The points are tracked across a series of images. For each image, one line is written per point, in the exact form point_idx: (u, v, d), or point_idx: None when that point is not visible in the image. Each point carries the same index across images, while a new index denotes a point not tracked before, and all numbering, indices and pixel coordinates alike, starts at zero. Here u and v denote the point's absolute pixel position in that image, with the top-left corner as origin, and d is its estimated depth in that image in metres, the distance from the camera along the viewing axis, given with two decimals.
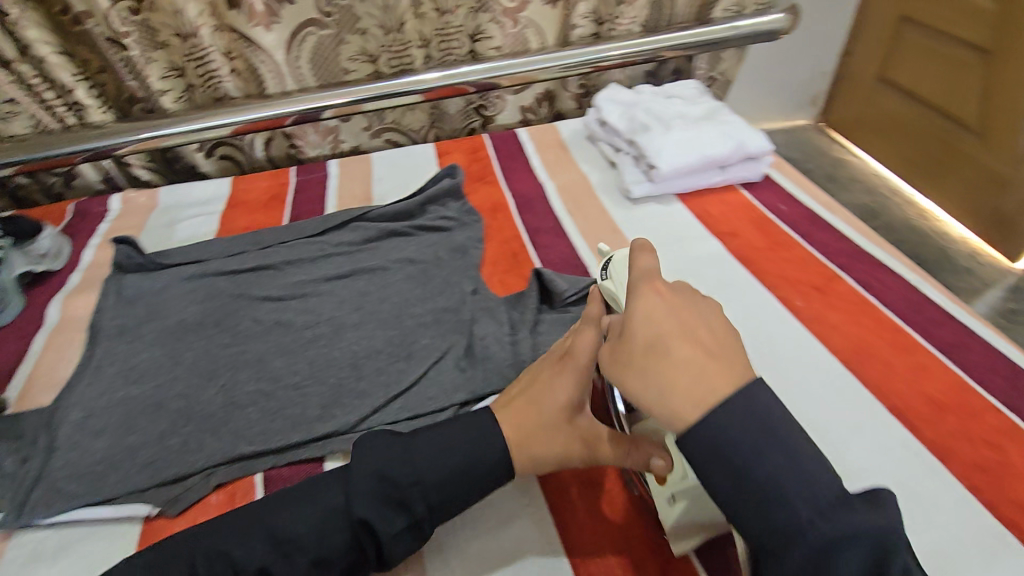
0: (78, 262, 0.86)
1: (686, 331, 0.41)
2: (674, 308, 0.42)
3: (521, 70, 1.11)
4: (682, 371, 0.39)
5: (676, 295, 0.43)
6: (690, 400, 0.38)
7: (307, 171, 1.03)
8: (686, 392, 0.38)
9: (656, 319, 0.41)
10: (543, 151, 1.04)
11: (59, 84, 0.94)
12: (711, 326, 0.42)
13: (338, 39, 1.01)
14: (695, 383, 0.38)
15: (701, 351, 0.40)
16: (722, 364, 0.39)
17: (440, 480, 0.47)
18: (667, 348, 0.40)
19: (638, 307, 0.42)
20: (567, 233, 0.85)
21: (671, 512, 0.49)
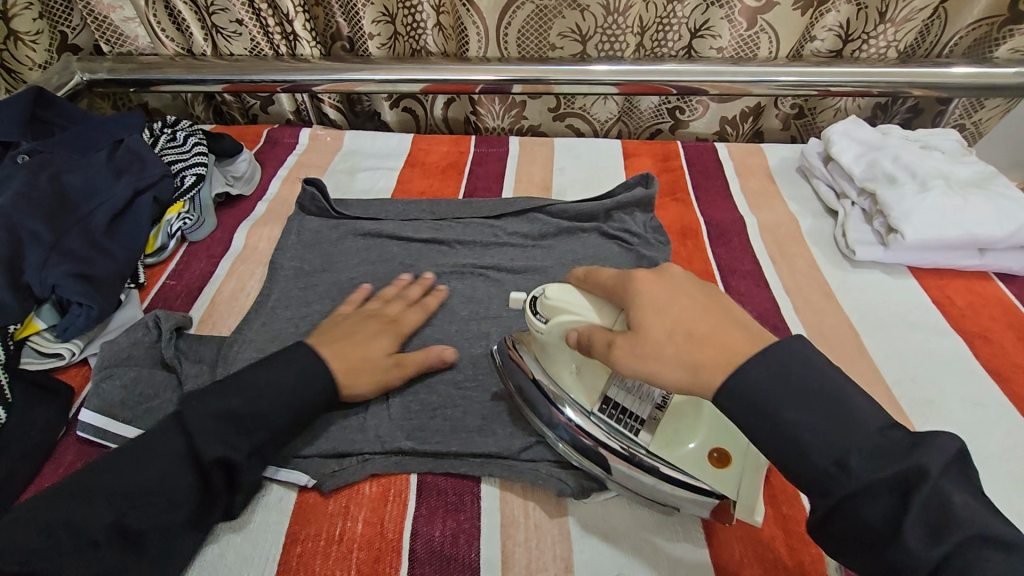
0: (265, 192, 0.88)
1: (692, 306, 0.45)
2: (672, 292, 0.46)
3: (740, 80, 0.97)
4: (710, 345, 0.42)
5: (660, 280, 0.47)
6: (723, 366, 0.41)
7: (487, 144, 0.99)
8: (720, 361, 0.41)
9: (667, 310, 0.44)
10: (745, 175, 0.92)
11: (283, 12, 0.95)
12: (701, 298, 0.46)
13: (556, 12, 0.94)
14: (728, 351, 0.42)
15: (703, 324, 0.44)
16: (732, 325, 0.44)
17: (265, 400, 0.50)
18: (688, 326, 0.43)
19: (641, 304, 0.45)
20: (768, 283, 0.73)
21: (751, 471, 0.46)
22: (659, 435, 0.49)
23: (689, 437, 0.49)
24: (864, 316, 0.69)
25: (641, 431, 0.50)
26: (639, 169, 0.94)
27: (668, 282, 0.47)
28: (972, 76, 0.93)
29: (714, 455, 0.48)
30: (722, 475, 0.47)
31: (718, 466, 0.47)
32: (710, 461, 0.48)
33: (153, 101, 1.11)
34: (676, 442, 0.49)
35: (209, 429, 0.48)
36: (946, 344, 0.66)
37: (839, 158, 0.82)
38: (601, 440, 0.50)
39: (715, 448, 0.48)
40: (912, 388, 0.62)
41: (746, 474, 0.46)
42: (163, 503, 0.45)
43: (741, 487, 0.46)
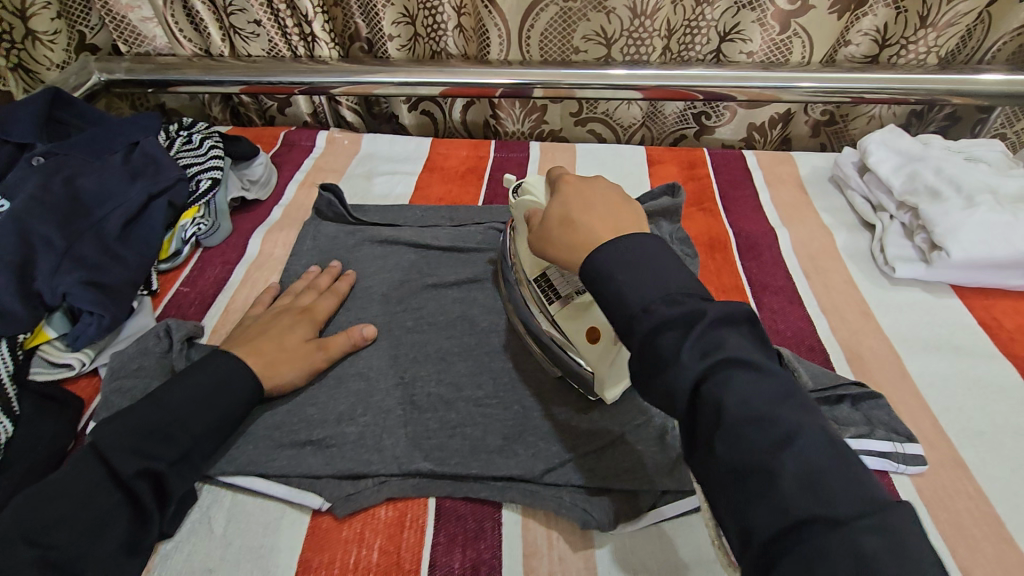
0: (281, 196, 0.86)
1: (588, 201, 0.50)
2: (584, 190, 0.51)
3: (770, 86, 0.94)
4: (582, 227, 0.48)
5: (580, 182, 0.53)
6: (586, 241, 0.47)
7: (507, 149, 0.96)
8: (583, 237, 0.47)
9: (570, 198, 0.51)
10: (775, 184, 0.89)
11: (302, 13, 0.94)
12: (614, 199, 0.50)
13: (580, 14, 0.91)
14: (592, 234, 0.47)
15: (601, 215, 0.48)
16: (616, 222, 0.47)
17: (182, 400, 0.50)
18: (569, 215, 0.49)
19: (558, 197, 0.52)
20: (802, 300, 0.70)
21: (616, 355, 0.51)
22: (564, 312, 0.56)
23: (584, 318, 0.54)
24: (904, 338, 0.66)
25: (554, 302, 0.57)
26: (665, 177, 0.91)
27: (587, 185, 0.52)
28: (1016, 85, 0.89)
29: (592, 333, 0.53)
30: (594, 351, 0.53)
31: (590, 343, 0.53)
32: (586, 338, 0.54)
33: (170, 101, 1.10)
34: (575, 320, 0.55)
35: (131, 442, 0.47)
36: (994, 370, 0.62)
37: (876, 169, 0.79)
38: (534, 326, 0.59)
39: (592, 327, 0.53)
40: (958, 417, 0.58)
41: (611, 352, 0.52)
42: (95, 526, 0.44)
43: (600, 363, 0.52)
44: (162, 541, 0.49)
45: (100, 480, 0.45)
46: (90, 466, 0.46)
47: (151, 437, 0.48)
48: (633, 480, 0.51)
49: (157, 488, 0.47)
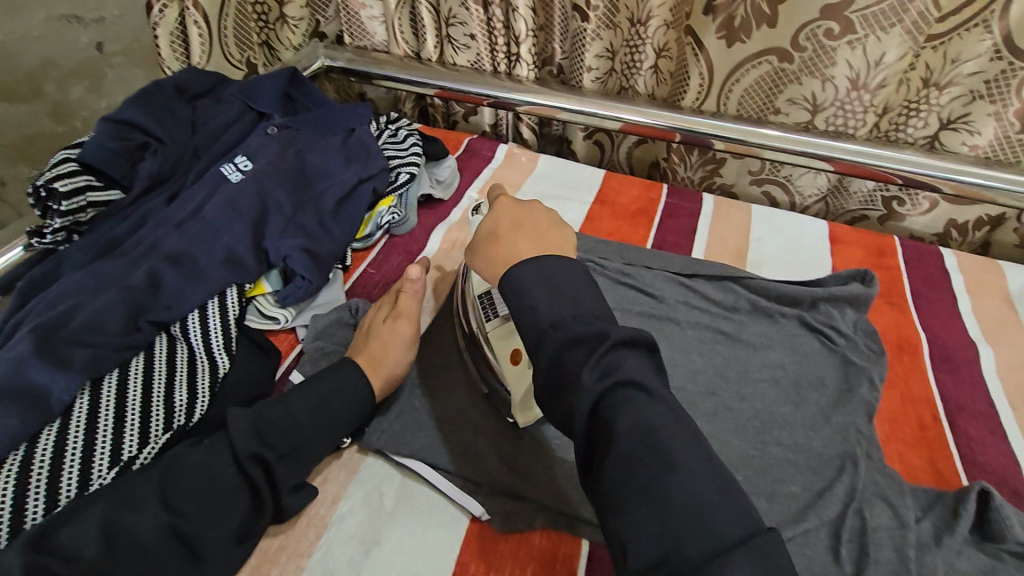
0: (461, 199, 0.91)
1: (524, 219, 0.55)
2: (515, 213, 0.56)
3: (989, 186, 0.85)
4: (508, 244, 0.53)
5: (516, 204, 0.58)
6: (508, 260, 0.51)
7: (680, 196, 0.95)
8: (507, 255, 0.52)
9: (501, 220, 0.55)
10: (978, 294, 0.80)
11: (514, 33, 0.98)
12: (549, 218, 0.57)
13: (793, 77, 0.88)
14: (514, 250, 0.52)
15: (502, 220, 0.55)
16: (545, 238, 0.53)
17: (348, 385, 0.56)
18: (500, 233, 0.54)
19: (489, 216, 0.57)
20: (1008, 434, 0.62)
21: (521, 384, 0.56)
22: (497, 332, 0.59)
23: (507, 342, 0.58)
24: None
25: (491, 321, 0.60)
26: (849, 259, 0.86)
27: (516, 205, 0.57)
28: None
29: (515, 354, 0.57)
30: (513, 372, 0.57)
31: (512, 363, 0.57)
32: (507, 359, 0.57)
33: (370, 91, 1.20)
34: (501, 339, 0.58)
35: (305, 414, 0.53)
36: None
37: None
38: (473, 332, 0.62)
39: (515, 349, 0.57)
40: None
41: (525, 374, 0.56)
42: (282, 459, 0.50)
43: (521, 389, 0.56)
44: (339, 504, 0.52)
45: (275, 438, 0.51)
46: (270, 421, 0.51)
47: (326, 408, 0.54)
48: None
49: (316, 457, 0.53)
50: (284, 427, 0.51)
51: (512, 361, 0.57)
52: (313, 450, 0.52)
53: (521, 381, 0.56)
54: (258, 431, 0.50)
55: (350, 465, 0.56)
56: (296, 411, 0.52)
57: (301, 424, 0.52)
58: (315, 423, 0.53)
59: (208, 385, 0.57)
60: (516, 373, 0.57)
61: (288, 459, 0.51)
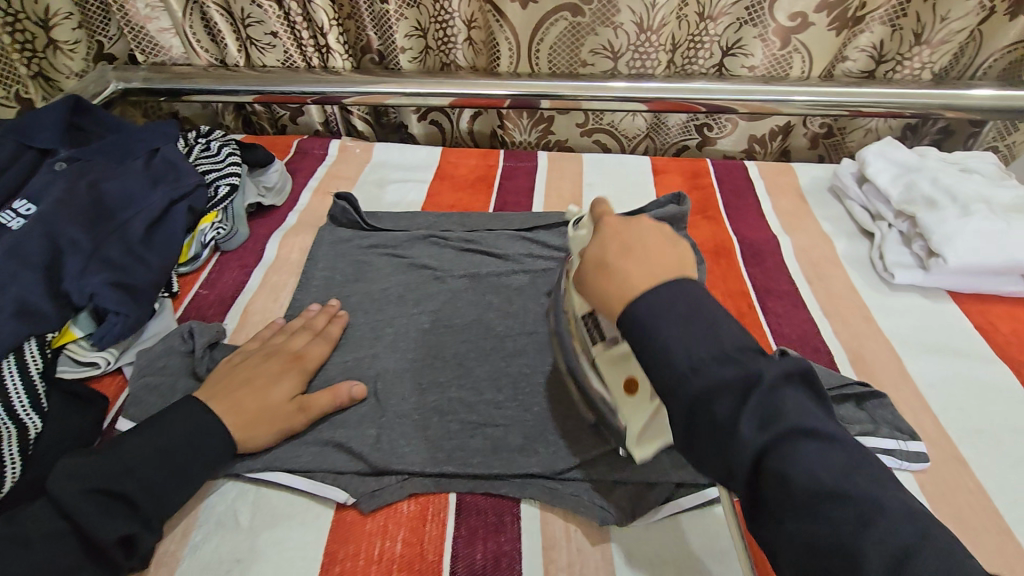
0: (296, 202, 0.88)
1: (633, 240, 0.48)
2: (626, 232, 0.49)
3: (770, 99, 0.97)
4: (620, 277, 0.46)
5: (623, 223, 0.50)
6: (624, 296, 0.45)
7: (515, 158, 0.99)
8: (622, 291, 0.45)
9: (611, 241, 0.49)
10: (777, 195, 0.91)
11: (317, 25, 0.96)
12: (676, 251, 0.48)
13: (589, 29, 0.94)
14: (629, 284, 0.45)
15: (626, 255, 0.47)
16: (659, 262, 0.46)
17: (194, 424, 0.52)
18: (608, 262, 0.47)
19: (598, 236, 0.50)
20: (806, 305, 0.72)
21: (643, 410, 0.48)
22: (606, 355, 0.52)
23: (620, 367, 0.51)
24: (905, 339, 0.68)
25: (598, 343, 0.53)
26: (669, 186, 0.94)
27: (630, 224, 0.50)
28: (1008, 99, 0.93)
29: (631, 384, 0.50)
30: (630, 404, 0.49)
31: (628, 394, 0.50)
32: (623, 389, 0.50)
33: (184, 109, 1.11)
34: (614, 364, 0.51)
35: (147, 465, 0.49)
36: (990, 372, 0.64)
37: (874, 180, 0.82)
38: (570, 339, 0.56)
39: (630, 377, 0.50)
40: (958, 416, 0.60)
41: (646, 408, 0.48)
42: (119, 513, 0.46)
43: (637, 421, 0.49)
44: (191, 534, 0.50)
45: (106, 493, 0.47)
46: (104, 474, 0.47)
47: (171, 451, 0.50)
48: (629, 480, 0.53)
49: (163, 506, 0.48)
50: (120, 481, 0.47)
51: (630, 393, 0.50)
52: (161, 501, 0.48)
53: (641, 414, 0.48)
54: (88, 490, 0.46)
55: (198, 492, 0.53)
56: (135, 462, 0.48)
57: (139, 472, 0.48)
58: (161, 467, 0.49)
59: (17, 450, 0.52)
60: (634, 410, 0.49)
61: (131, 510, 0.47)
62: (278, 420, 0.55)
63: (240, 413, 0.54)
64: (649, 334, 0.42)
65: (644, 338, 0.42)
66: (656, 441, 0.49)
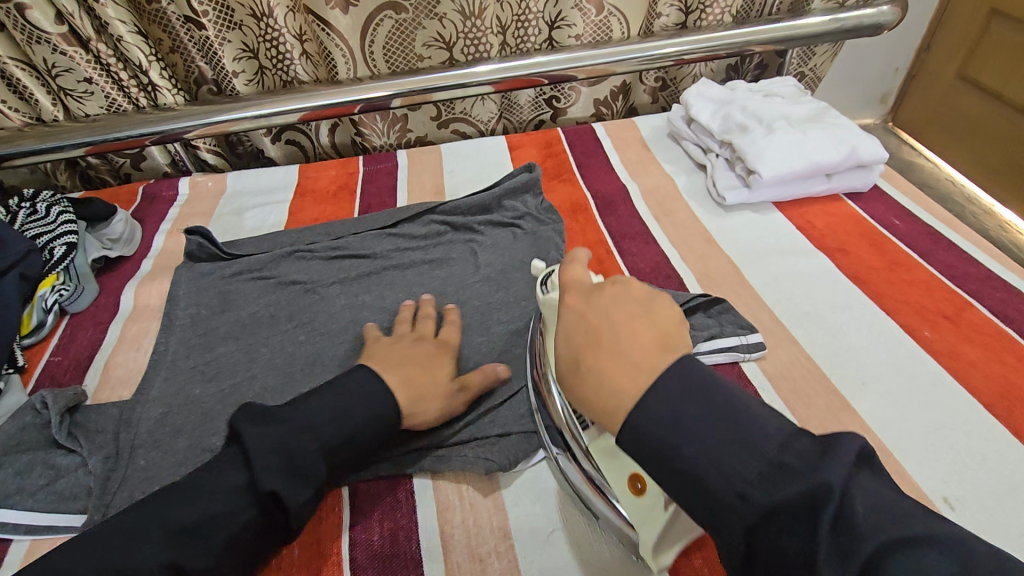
0: (149, 248, 0.85)
1: (601, 325, 0.42)
2: (594, 310, 0.43)
3: (601, 61, 1.03)
4: (597, 380, 0.39)
5: (583, 300, 0.45)
6: (613, 410, 0.38)
7: (375, 160, 1.00)
8: (609, 404, 0.38)
9: (579, 330, 0.43)
10: (622, 148, 0.98)
11: (134, 64, 0.92)
12: (656, 323, 0.42)
13: (416, 23, 0.97)
14: (614, 387, 0.38)
15: (599, 348, 0.40)
16: (638, 349, 0.39)
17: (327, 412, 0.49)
18: (580, 359, 0.41)
19: (564, 321, 0.45)
20: (654, 238, 0.79)
21: (662, 517, 0.42)
22: (600, 450, 0.48)
23: (618, 462, 0.46)
24: (741, 251, 0.76)
25: (588, 433, 0.49)
26: (525, 158, 0.98)
27: (590, 298, 0.45)
28: (799, 28, 1.05)
29: (636, 484, 0.44)
30: (641, 509, 0.43)
31: (637, 495, 0.44)
32: (629, 488, 0.45)
33: (9, 177, 1.02)
34: (611, 459, 0.47)
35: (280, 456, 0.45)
36: (811, 262, 0.73)
37: (697, 118, 0.89)
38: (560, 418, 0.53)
39: (635, 476, 0.45)
40: (788, 304, 0.68)
41: (658, 518, 0.42)
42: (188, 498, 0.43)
43: (652, 529, 0.42)
44: None
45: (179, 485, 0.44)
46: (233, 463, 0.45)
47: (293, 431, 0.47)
48: (529, 421, 0.57)
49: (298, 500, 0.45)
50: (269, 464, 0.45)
51: (636, 495, 0.44)
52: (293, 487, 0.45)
53: (653, 525, 0.42)
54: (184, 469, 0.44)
55: None
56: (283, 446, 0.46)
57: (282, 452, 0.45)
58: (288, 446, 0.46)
59: None
60: (647, 514, 0.43)
61: (296, 474, 0.45)
62: (442, 395, 0.56)
63: (409, 386, 0.54)
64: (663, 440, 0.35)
65: (661, 464, 0.36)
66: (678, 544, 0.42)
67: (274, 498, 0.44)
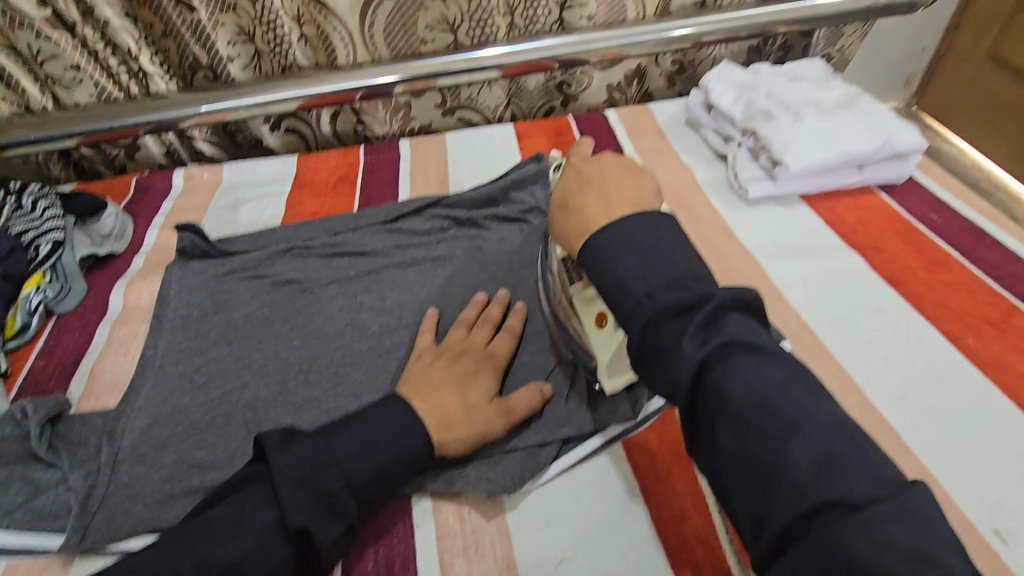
0: (141, 244, 0.81)
1: (593, 177, 0.47)
2: (594, 166, 0.48)
3: (615, 43, 0.97)
4: (575, 212, 0.45)
5: (585, 160, 0.49)
6: (578, 235, 0.44)
7: (376, 150, 0.95)
8: (575, 230, 0.45)
9: (574, 179, 0.48)
10: (637, 137, 0.92)
11: (125, 49, 0.88)
12: (642, 185, 0.46)
13: (418, 4, 0.91)
14: (585, 220, 0.44)
15: (586, 191, 0.46)
16: (618, 196, 0.44)
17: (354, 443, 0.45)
18: (569, 200, 0.46)
19: (565, 173, 0.49)
20: None
21: (615, 340, 0.51)
22: (580, 296, 0.55)
23: (591, 304, 0.54)
24: (765, 249, 0.71)
25: (573, 283, 0.56)
26: (534, 148, 0.93)
27: (595, 159, 0.49)
28: (827, 6, 0.98)
29: (601, 319, 0.53)
30: (600, 335, 0.53)
31: (600, 328, 0.53)
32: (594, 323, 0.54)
33: None
34: (585, 304, 0.55)
35: (304, 492, 0.41)
36: (842, 261, 0.68)
37: (718, 104, 0.83)
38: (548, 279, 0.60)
39: (601, 314, 0.53)
40: (818, 309, 0.63)
41: (612, 340, 0.51)
42: (181, 542, 0.40)
43: (607, 351, 0.52)
44: None
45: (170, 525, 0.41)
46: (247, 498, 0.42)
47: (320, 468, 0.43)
48: (537, 435, 0.53)
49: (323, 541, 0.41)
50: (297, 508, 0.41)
51: (599, 325, 0.53)
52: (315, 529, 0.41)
53: (608, 344, 0.52)
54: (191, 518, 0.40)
55: None
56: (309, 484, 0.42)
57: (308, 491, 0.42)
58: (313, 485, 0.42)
59: None
60: (606, 338, 0.52)
61: (323, 509, 0.42)
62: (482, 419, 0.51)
63: (434, 410, 0.50)
64: (609, 265, 0.40)
65: (603, 266, 0.40)
66: (623, 376, 0.52)
67: (303, 535, 0.41)
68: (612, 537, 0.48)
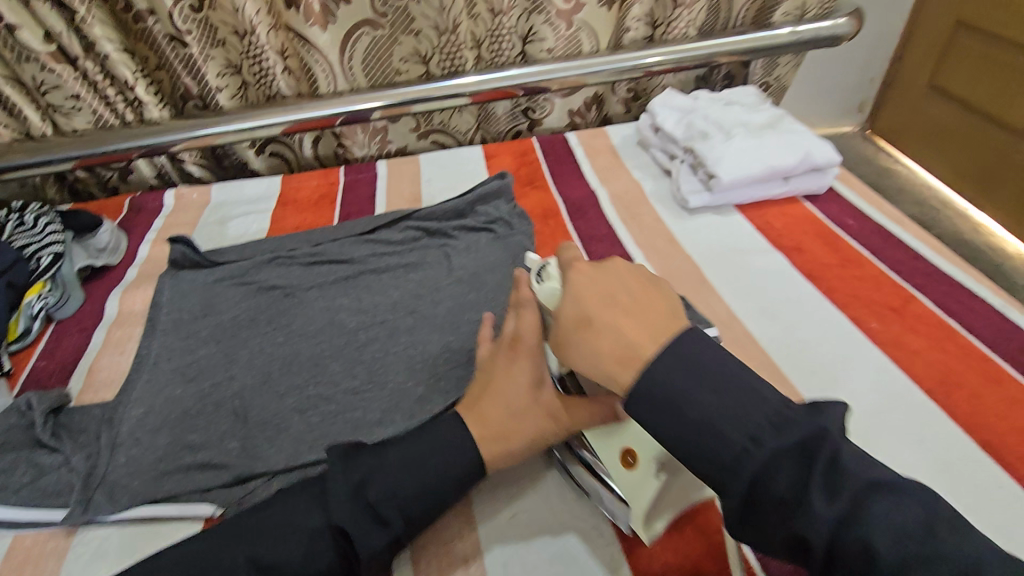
0: (134, 257, 0.87)
1: (614, 291, 0.44)
2: (602, 279, 0.45)
3: (574, 72, 1.07)
4: (611, 334, 0.41)
5: (595, 270, 0.46)
6: (626, 366, 0.40)
7: (355, 170, 1.03)
8: (618, 356, 0.40)
9: (591, 293, 0.44)
10: (594, 156, 1.02)
11: (122, 81, 0.95)
12: (668, 305, 0.44)
13: (393, 39, 1.02)
14: (628, 343, 0.41)
15: (619, 310, 0.42)
16: (655, 316, 0.42)
17: None
18: (592, 317, 0.42)
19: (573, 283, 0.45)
20: (621, 241, 0.82)
21: (654, 489, 0.49)
22: (601, 436, 0.53)
23: (618, 437, 0.52)
24: (701, 251, 0.80)
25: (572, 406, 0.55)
26: (500, 167, 1.02)
27: (600, 268, 0.46)
28: (761, 40, 1.10)
29: (628, 458, 0.51)
30: (632, 479, 0.50)
31: (629, 468, 0.50)
32: (621, 462, 0.51)
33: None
34: (608, 437, 0.53)
35: None
36: (767, 261, 0.77)
37: (662, 126, 0.93)
38: None
39: (629, 450, 0.51)
40: (744, 301, 0.72)
41: (650, 484, 0.49)
42: None
43: (644, 497, 0.49)
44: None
45: None
46: None
47: None
48: None
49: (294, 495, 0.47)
50: None
51: (628, 468, 0.51)
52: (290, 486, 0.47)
53: (648, 489, 0.49)
54: None
55: (56, 555, 0.53)
56: None
57: None
58: None
59: None
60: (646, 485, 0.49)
61: None
62: None
63: None
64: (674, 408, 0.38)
65: (678, 411, 0.38)
66: (666, 515, 0.50)
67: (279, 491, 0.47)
68: (591, 564, 0.51)
